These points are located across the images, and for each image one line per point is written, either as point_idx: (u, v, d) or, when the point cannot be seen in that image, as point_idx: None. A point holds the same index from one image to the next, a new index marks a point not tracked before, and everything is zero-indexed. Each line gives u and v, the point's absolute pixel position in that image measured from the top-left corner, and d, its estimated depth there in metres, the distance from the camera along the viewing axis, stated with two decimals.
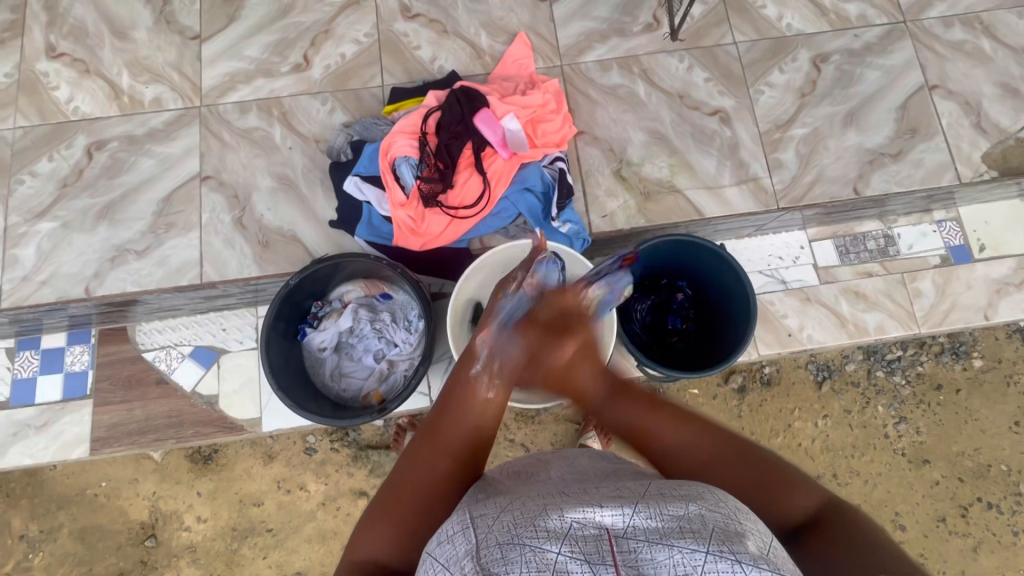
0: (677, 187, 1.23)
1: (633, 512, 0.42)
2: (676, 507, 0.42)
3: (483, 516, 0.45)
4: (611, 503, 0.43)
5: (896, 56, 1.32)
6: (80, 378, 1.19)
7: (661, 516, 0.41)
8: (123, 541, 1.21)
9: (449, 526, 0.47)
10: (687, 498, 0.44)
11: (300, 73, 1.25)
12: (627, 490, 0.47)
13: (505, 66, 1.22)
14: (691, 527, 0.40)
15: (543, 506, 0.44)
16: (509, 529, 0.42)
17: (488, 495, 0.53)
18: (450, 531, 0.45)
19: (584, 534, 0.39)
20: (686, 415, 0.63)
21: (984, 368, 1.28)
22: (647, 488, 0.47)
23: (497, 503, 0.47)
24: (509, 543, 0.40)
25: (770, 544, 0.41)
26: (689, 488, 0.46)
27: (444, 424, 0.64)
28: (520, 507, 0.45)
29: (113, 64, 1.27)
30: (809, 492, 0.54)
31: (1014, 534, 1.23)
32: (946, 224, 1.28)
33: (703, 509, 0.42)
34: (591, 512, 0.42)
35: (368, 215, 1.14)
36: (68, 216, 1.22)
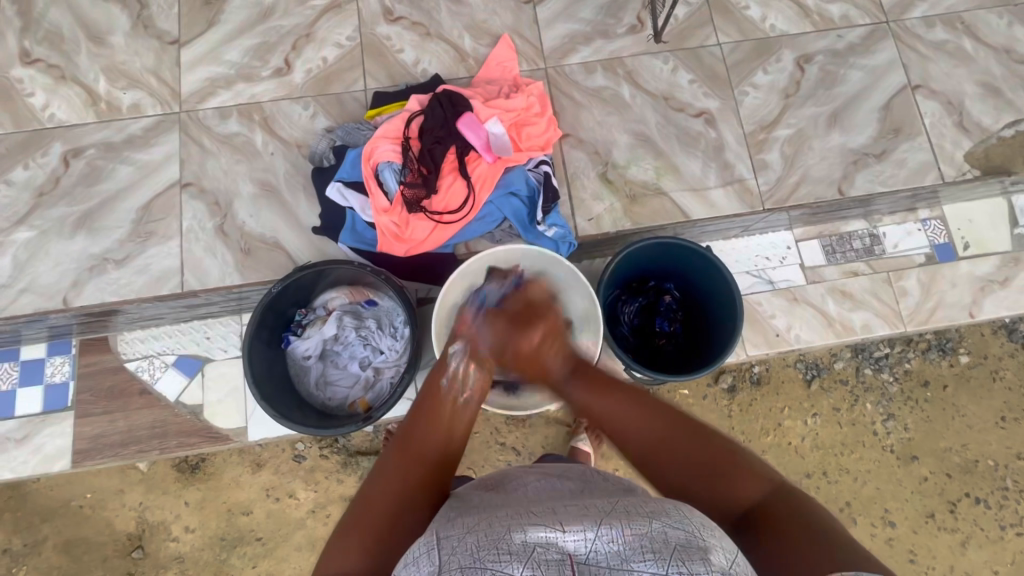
0: (663, 190, 1.22)
1: (597, 535, 0.42)
2: (640, 526, 0.43)
3: (449, 537, 0.45)
4: (575, 525, 0.43)
5: (879, 56, 1.33)
6: (60, 389, 1.17)
7: (623, 537, 0.41)
8: (109, 553, 1.19)
9: (415, 547, 0.47)
10: (652, 516, 0.44)
11: (281, 78, 1.24)
12: (594, 507, 0.47)
13: (489, 69, 1.21)
14: (653, 548, 0.40)
15: (508, 528, 0.44)
16: (471, 554, 0.42)
17: (461, 512, 0.53)
18: (416, 554, 0.45)
19: (546, 559, 0.40)
20: (636, 395, 0.67)
21: (970, 364, 1.28)
22: (614, 504, 0.47)
23: (464, 524, 0.47)
24: (470, 568, 0.40)
25: (734, 559, 0.42)
26: (655, 505, 0.46)
27: (415, 432, 0.65)
28: (485, 529, 0.45)
29: (89, 70, 1.24)
30: (755, 478, 0.55)
31: (1003, 529, 1.24)
32: (931, 222, 1.28)
33: (667, 527, 0.43)
34: (554, 535, 0.42)
35: (352, 221, 1.13)
36: (46, 225, 1.20)
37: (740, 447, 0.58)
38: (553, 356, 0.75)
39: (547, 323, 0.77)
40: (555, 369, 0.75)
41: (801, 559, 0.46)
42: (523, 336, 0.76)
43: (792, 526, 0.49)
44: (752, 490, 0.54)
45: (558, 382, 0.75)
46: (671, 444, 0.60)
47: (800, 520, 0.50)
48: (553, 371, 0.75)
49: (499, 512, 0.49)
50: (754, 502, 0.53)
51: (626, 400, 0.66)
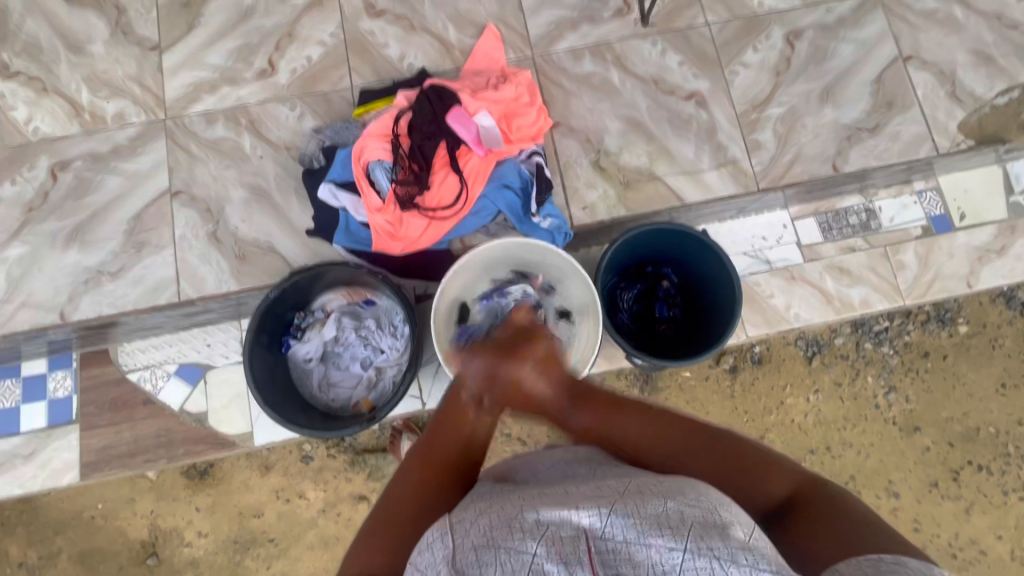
0: (657, 174, 1.22)
1: (611, 511, 0.42)
2: (654, 506, 0.43)
3: (462, 521, 0.45)
4: (589, 503, 0.44)
5: (869, 28, 1.31)
6: (64, 404, 1.17)
7: (638, 514, 0.42)
8: (124, 561, 1.20)
9: (428, 534, 0.47)
10: (666, 495, 0.44)
11: (265, 79, 1.22)
12: (607, 487, 0.47)
13: (475, 60, 1.20)
14: (669, 524, 0.41)
15: (522, 508, 0.45)
16: (485, 534, 0.42)
17: (477, 496, 0.53)
18: (429, 539, 0.45)
19: (560, 536, 0.40)
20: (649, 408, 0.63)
21: (970, 333, 1.29)
22: (627, 486, 0.47)
23: (477, 508, 0.48)
24: (485, 548, 0.41)
25: (754, 534, 0.42)
26: (669, 483, 0.46)
27: (435, 441, 0.63)
28: (498, 511, 0.45)
29: (70, 80, 1.22)
30: (782, 474, 0.54)
31: (1006, 494, 1.25)
32: (926, 194, 1.28)
33: (682, 505, 0.43)
34: (568, 513, 0.43)
35: (345, 221, 1.12)
36: (37, 240, 1.19)
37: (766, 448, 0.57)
38: (546, 386, 0.68)
39: (536, 353, 0.69)
40: (549, 398, 0.68)
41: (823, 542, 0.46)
42: (514, 366, 0.67)
43: (829, 516, 0.49)
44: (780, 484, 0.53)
45: (557, 412, 0.68)
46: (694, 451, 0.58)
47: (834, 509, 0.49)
48: (548, 397, 0.68)
49: (510, 496, 0.49)
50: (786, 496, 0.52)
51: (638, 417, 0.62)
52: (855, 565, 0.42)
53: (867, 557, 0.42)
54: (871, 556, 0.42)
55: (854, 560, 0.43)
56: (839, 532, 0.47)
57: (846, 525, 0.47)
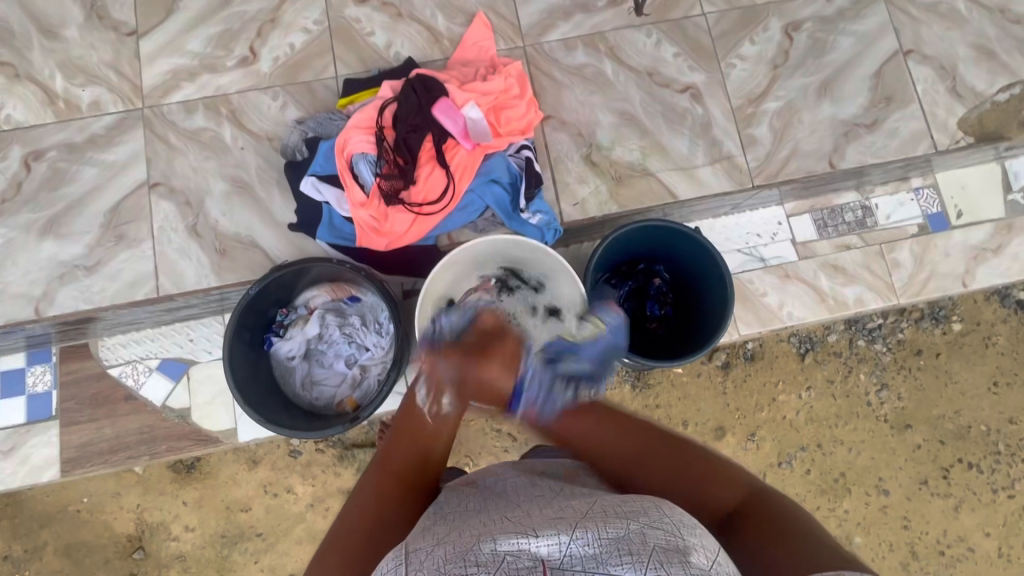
0: (649, 169, 1.19)
1: (570, 539, 0.40)
2: (616, 528, 0.41)
3: (418, 550, 0.43)
4: (548, 531, 0.42)
5: (869, 21, 1.28)
6: (43, 399, 1.15)
7: (598, 540, 0.40)
8: (110, 555, 1.18)
9: (386, 563, 0.45)
10: (629, 516, 0.43)
11: (246, 67, 1.18)
12: (570, 509, 0.46)
13: (464, 50, 1.16)
14: (629, 550, 0.39)
15: (478, 538, 0.43)
16: (437, 567, 0.40)
17: (439, 517, 0.52)
18: (383, 570, 0.43)
19: (516, 567, 0.38)
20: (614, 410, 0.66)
21: (963, 331, 1.28)
22: (591, 506, 0.46)
23: (435, 535, 0.46)
24: None
25: (716, 558, 0.40)
26: (634, 503, 0.45)
27: (391, 450, 0.64)
28: (455, 539, 0.43)
29: (43, 66, 1.18)
30: (729, 484, 0.54)
31: (995, 492, 1.25)
32: (924, 191, 1.26)
33: (645, 527, 0.41)
34: (525, 543, 0.40)
35: (329, 216, 1.09)
36: (11, 232, 1.16)
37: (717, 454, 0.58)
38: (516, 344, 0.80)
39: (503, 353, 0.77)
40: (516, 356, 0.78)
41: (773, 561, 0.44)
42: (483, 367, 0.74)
43: (772, 523, 0.48)
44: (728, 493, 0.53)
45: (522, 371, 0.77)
46: (646, 444, 0.60)
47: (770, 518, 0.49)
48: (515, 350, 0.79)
49: (472, 520, 0.47)
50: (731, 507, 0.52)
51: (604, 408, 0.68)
52: None
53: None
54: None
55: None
56: (782, 542, 0.46)
57: (793, 533, 0.46)
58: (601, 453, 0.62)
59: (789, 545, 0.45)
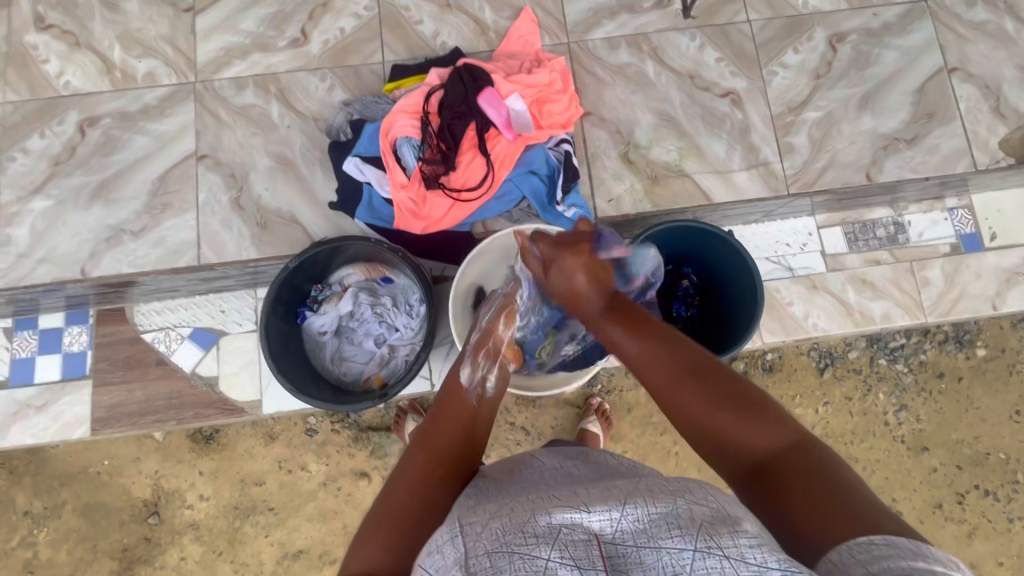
0: (685, 171, 1.20)
1: (621, 513, 0.42)
2: (664, 504, 0.42)
3: (472, 524, 0.45)
4: (600, 504, 0.43)
5: (915, 36, 1.27)
6: (79, 358, 1.18)
7: (648, 515, 0.41)
8: (126, 518, 1.21)
9: (438, 536, 0.47)
10: (676, 493, 0.44)
11: (297, 48, 1.21)
12: (617, 488, 0.47)
13: (509, 43, 1.18)
14: (679, 523, 0.40)
15: (533, 512, 0.44)
16: (497, 538, 0.42)
17: (480, 498, 0.53)
18: (439, 542, 0.45)
19: (573, 539, 0.40)
20: (667, 342, 0.60)
21: (987, 356, 1.27)
22: (637, 485, 0.47)
23: (487, 510, 0.47)
24: (498, 553, 0.40)
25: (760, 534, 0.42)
26: (678, 482, 0.46)
27: (438, 434, 0.63)
28: (508, 514, 0.45)
29: (104, 36, 1.22)
30: (773, 433, 0.53)
31: (1010, 521, 1.24)
32: (958, 211, 1.25)
33: (692, 504, 0.42)
34: (579, 516, 0.42)
35: (368, 197, 1.11)
36: (62, 194, 1.20)
37: (767, 397, 0.56)
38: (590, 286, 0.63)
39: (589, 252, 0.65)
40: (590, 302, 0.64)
41: (805, 510, 0.46)
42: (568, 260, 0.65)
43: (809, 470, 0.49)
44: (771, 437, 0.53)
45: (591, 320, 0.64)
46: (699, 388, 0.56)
47: (807, 468, 0.49)
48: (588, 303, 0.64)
49: (521, 497, 0.49)
50: (770, 455, 0.52)
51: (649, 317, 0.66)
52: (845, 553, 0.41)
53: (859, 539, 0.42)
54: (859, 539, 0.42)
55: (850, 537, 0.42)
56: (819, 502, 0.46)
57: (830, 485, 0.47)
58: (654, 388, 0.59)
59: (828, 506, 0.45)
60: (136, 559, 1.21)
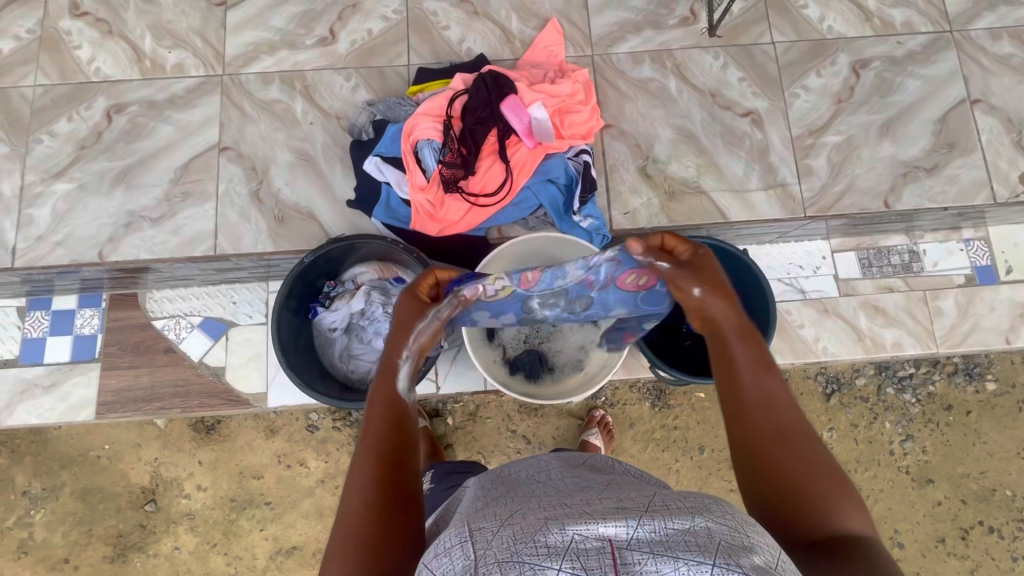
0: (703, 188, 1.20)
1: (637, 524, 0.42)
2: (682, 520, 0.42)
3: (483, 530, 0.45)
4: (614, 516, 0.43)
5: (939, 66, 1.28)
6: (89, 341, 1.19)
7: (664, 528, 0.41)
8: (123, 504, 1.21)
9: (446, 538, 0.47)
10: (694, 510, 0.44)
11: (325, 47, 1.23)
12: (632, 500, 0.47)
13: (534, 52, 1.19)
14: (697, 540, 0.40)
15: (546, 522, 0.44)
16: (507, 547, 0.42)
17: (488, 503, 0.53)
18: (447, 545, 0.45)
19: (585, 549, 0.39)
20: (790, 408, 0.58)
21: (997, 391, 1.25)
22: (652, 499, 0.47)
23: (498, 516, 0.47)
24: (508, 561, 0.40)
25: (778, 557, 0.42)
26: (695, 498, 0.46)
27: (370, 433, 0.62)
28: (520, 522, 0.44)
29: (136, 26, 1.25)
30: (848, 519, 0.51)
31: (1014, 560, 1.21)
32: (974, 243, 1.25)
33: (711, 522, 0.42)
34: (591, 526, 0.42)
35: (386, 197, 1.12)
36: (84, 178, 1.21)
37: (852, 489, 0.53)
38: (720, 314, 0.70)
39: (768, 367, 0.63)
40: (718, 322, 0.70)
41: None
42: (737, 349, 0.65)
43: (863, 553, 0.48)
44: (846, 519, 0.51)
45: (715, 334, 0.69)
46: (797, 452, 0.55)
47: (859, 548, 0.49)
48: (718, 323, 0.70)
49: (533, 505, 0.49)
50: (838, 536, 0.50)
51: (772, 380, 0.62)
52: None
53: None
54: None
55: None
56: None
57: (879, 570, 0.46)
58: (755, 424, 0.58)
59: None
60: (130, 545, 1.21)
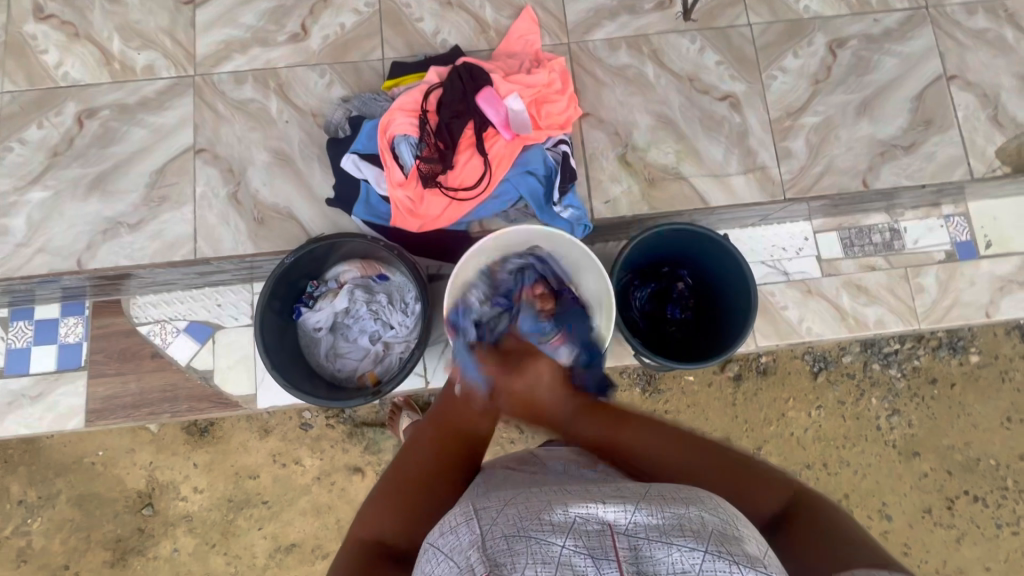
0: (683, 174, 1.20)
1: (636, 510, 0.42)
2: (677, 508, 0.43)
3: (488, 508, 0.45)
4: (614, 502, 0.44)
5: (915, 43, 1.28)
6: (75, 349, 1.19)
7: (661, 514, 0.42)
8: (120, 509, 1.22)
9: (451, 516, 0.47)
10: (688, 500, 0.45)
11: (297, 44, 1.21)
12: (628, 489, 0.47)
13: (510, 42, 1.18)
14: (690, 527, 0.41)
15: (549, 504, 0.44)
16: (513, 523, 0.42)
17: (492, 489, 0.53)
18: (453, 523, 0.45)
19: (586, 530, 0.40)
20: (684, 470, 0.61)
21: (980, 363, 1.27)
22: (648, 489, 0.47)
23: (501, 497, 0.48)
24: (515, 537, 0.40)
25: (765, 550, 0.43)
26: (688, 491, 0.47)
27: (454, 415, 0.71)
28: (523, 503, 0.45)
29: (103, 28, 1.22)
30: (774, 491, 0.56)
31: (999, 527, 1.24)
32: (954, 219, 1.26)
33: (703, 512, 0.43)
34: (593, 509, 0.42)
35: (366, 194, 1.12)
36: (59, 185, 1.19)
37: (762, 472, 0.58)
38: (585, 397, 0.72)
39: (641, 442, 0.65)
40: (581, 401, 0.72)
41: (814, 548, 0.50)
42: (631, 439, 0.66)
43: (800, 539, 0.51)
44: (777, 497, 0.56)
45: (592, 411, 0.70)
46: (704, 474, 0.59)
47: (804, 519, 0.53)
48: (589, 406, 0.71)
49: (533, 490, 0.49)
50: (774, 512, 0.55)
51: (651, 429, 0.65)
52: None
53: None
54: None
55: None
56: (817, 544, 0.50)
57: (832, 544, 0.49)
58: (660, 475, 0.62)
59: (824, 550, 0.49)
60: (130, 549, 1.22)
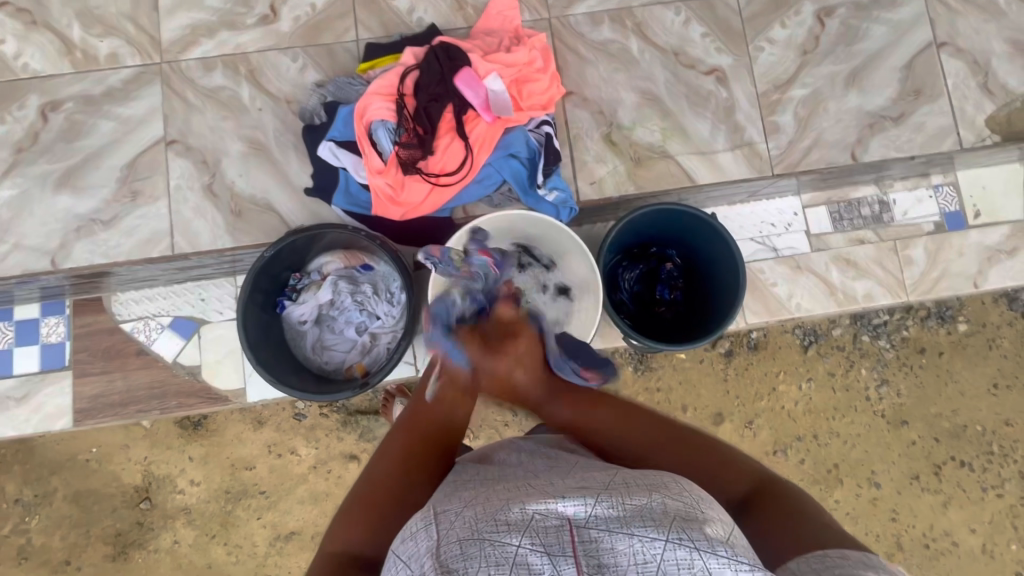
0: (669, 152, 1.18)
1: (596, 502, 0.42)
2: (639, 498, 0.43)
3: (448, 512, 0.45)
4: (574, 494, 0.43)
5: (904, 9, 1.24)
6: (57, 349, 1.17)
7: (622, 505, 0.42)
8: (117, 504, 1.22)
9: (413, 522, 0.47)
10: (651, 489, 0.44)
11: (266, 26, 1.16)
12: (592, 481, 0.47)
13: (488, 19, 1.13)
14: (652, 516, 0.41)
15: (509, 502, 0.44)
16: (469, 525, 0.42)
17: (458, 487, 0.52)
18: (413, 528, 0.45)
19: (544, 526, 0.40)
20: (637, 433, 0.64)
21: (968, 332, 1.28)
22: (612, 480, 0.47)
23: (463, 498, 0.47)
24: (470, 540, 0.40)
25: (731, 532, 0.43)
26: (654, 478, 0.46)
27: (425, 415, 0.69)
28: (483, 503, 0.44)
29: (61, 15, 1.17)
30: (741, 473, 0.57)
31: (984, 490, 1.27)
32: (943, 189, 1.24)
33: (666, 499, 0.43)
34: (551, 504, 0.42)
35: (345, 182, 1.09)
36: (28, 182, 1.16)
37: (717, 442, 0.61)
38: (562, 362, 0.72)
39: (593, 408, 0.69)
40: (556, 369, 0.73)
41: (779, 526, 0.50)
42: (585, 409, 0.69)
43: (773, 515, 0.51)
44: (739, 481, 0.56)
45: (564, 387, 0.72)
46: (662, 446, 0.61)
47: (790, 511, 0.52)
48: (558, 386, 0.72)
49: (497, 487, 0.48)
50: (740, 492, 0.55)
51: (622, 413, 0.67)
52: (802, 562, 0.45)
53: (817, 553, 0.45)
54: (816, 553, 0.45)
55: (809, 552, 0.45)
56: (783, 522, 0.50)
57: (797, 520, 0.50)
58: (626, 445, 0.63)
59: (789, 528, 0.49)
60: (130, 543, 1.22)
